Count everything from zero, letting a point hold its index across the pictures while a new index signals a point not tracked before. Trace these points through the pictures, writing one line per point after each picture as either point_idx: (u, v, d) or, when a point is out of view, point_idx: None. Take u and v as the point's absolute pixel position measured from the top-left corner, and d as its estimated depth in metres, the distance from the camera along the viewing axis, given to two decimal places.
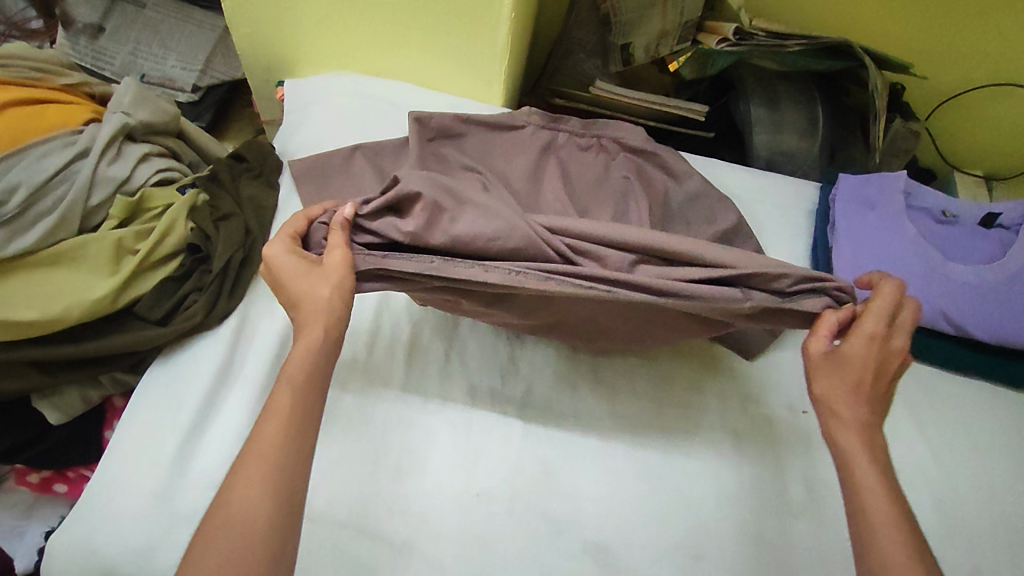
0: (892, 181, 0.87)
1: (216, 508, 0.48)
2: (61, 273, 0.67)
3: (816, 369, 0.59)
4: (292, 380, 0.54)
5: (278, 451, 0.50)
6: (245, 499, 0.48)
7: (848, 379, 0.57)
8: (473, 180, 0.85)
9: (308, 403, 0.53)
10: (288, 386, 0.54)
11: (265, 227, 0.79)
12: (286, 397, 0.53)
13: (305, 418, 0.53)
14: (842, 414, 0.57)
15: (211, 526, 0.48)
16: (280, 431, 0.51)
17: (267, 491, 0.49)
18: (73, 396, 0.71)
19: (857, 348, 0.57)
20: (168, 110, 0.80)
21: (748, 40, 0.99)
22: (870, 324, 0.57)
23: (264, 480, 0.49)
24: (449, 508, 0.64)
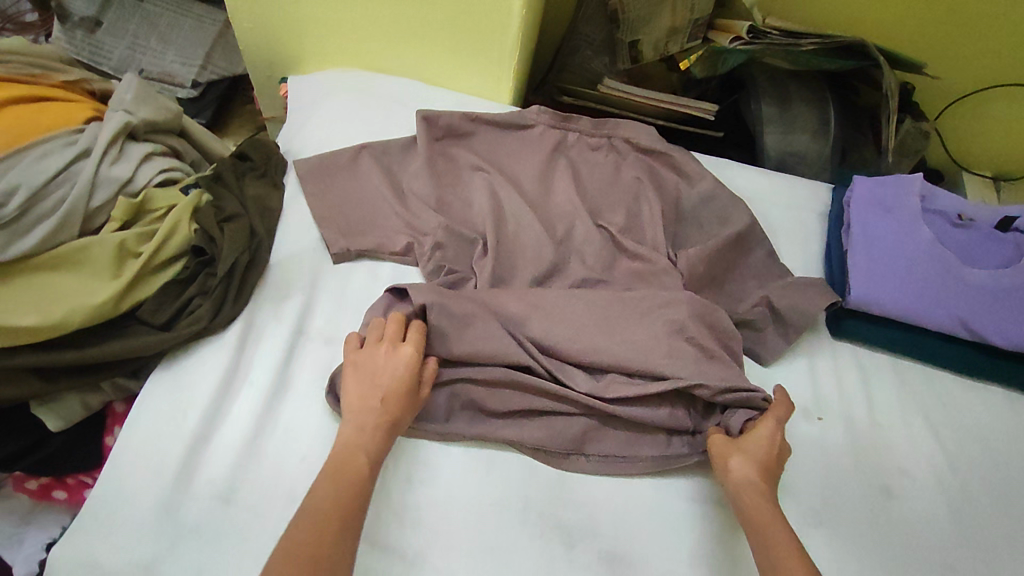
0: (907, 184, 0.86)
1: (284, 541, 0.50)
2: (63, 276, 0.65)
3: (726, 453, 0.63)
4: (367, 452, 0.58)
5: (347, 502, 0.53)
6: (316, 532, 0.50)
7: (749, 465, 0.61)
8: (482, 180, 0.83)
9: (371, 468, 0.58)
10: (359, 454, 0.58)
11: (271, 229, 0.78)
12: (359, 462, 0.57)
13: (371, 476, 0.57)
14: (745, 491, 0.60)
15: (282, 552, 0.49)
16: (352, 488, 0.55)
17: (338, 530, 0.51)
18: (75, 403, 0.69)
19: (755, 438, 0.64)
20: (170, 108, 0.78)
21: (761, 38, 0.97)
22: (771, 422, 0.65)
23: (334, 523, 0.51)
24: (461, 518, 0.63)
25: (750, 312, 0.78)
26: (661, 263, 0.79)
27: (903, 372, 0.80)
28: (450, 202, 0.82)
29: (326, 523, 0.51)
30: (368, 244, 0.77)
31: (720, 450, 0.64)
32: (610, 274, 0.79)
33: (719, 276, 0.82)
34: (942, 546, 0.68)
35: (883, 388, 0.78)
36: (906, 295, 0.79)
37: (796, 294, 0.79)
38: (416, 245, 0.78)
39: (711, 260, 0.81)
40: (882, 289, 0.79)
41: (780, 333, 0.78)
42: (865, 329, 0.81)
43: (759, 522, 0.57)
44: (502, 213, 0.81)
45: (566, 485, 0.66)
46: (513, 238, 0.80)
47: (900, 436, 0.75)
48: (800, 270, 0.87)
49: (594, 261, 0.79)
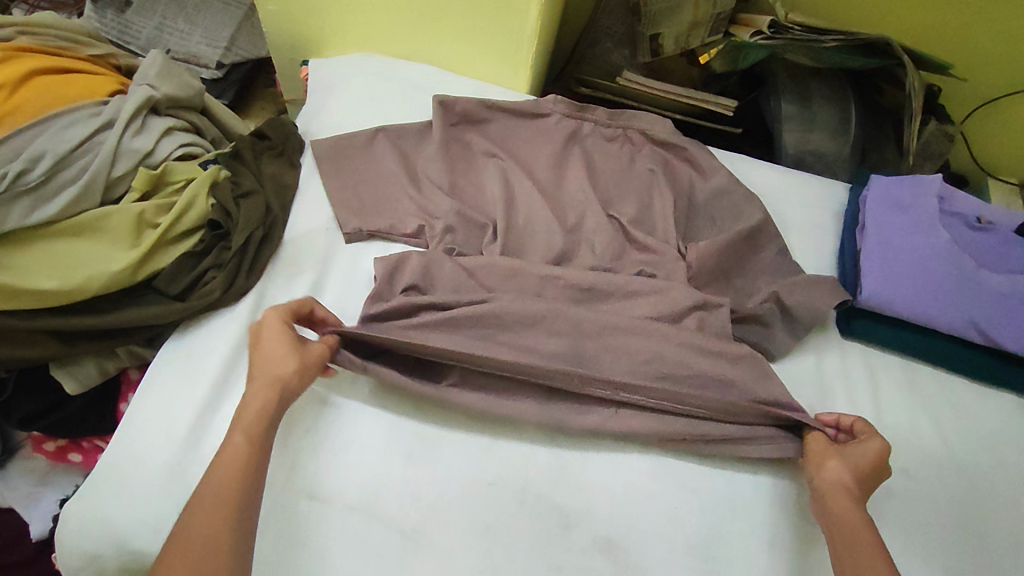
0: (926, 185, 0.85)
1: (174, 542, 0.50)
2: (83, 243, 0.67)
3: (825, 454, 0.63)
4: (247, 429, 0.56)
5: (233, 490, 0.52)
6: (206, 527, 0.50)
7: (845, 469, 0.61)
8: (495, 167, 0.84)
9: (257, 445, 0.56)
10: (242, 436, 0.56)
11: (287, 207, 0.80)
12: (239, 443, 0.55)
13: (258, 457, 0.55)
14: (835, 489, 0.60)
15: (172, 555, 0.49)
16: (235, 469, 0.54)
17: (229, 516, 0.51)
18: (91, 367, 0.71)
19: (863, 447, 0.63)
20: (192, 85, 0.80)
21: (782, 34, 0.96)
22: (822, 436, 0.66)
23: (229, 505, 0.52)
24: (460, 495, 0.64)
25: (759, 307, 0.78)
26: (671, 253, 0.79)
27: (912, 374, 0.79)
28: (463, 187, 0.83)
29: (221, 506, 0.51)
30: (381, 225, 0.78)
31: (818, 449, 0.64)
32: (620, 265, 0.79)
33: (730, 271, 0.81)
34: (943, 550, 0.67)
35: (890, 388, 0.78)
36: (918, 298, 0.78)
37: (807, 293, 0.78)
38: (427, 227, 0.78)
39: (723, 254, 0.80)
40: (894, 289, 0.78)
41: (789, 330, 0.78)
42: (873, 330, 0.80)
43: (843, 531, 0.57)
44: (513, 200, 0.82)
45: (566, 471, 0.67)
46: (523, 225, 0.80)
47: (906, 439, 0.74)
48: (812, 268, 0.86)
49: (604, 250, 0.80)
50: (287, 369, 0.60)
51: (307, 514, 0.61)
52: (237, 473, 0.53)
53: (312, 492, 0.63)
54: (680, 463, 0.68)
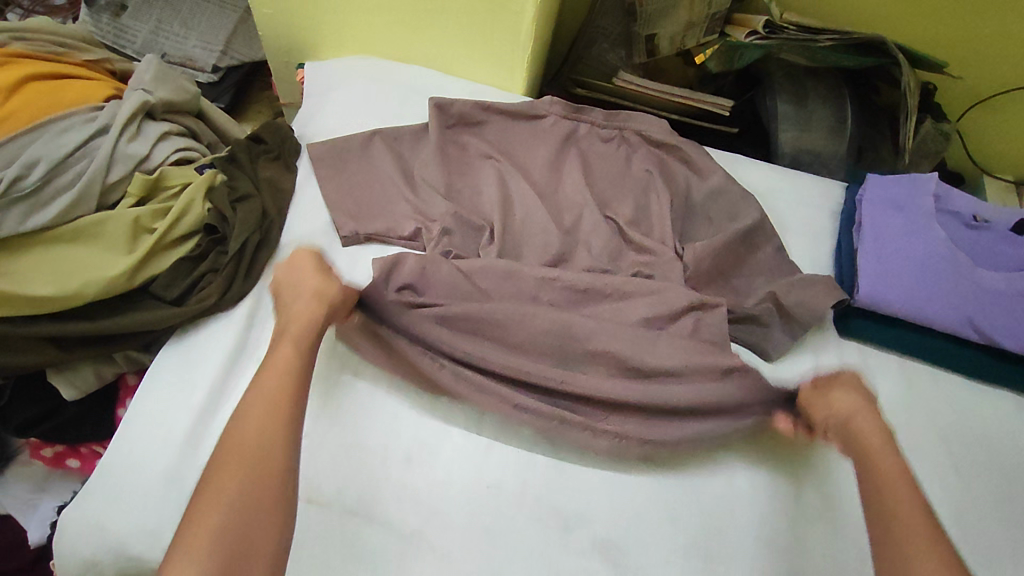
0: (922, 184, 0.85)
1: (228, 438, 0.56)
2: (80, 249, 0.67)
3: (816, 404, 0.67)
4: (294, 339, 0.63)
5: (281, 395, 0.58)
6: (258, 432, 0.56)
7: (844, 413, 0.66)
8: (491, 168, 0.84)
9: (305, 363, 0.62)
10: (290, 346, 0.63)
11: (283, 210, 0.79)
12: (288, 355, 0.62)
13: (304, 364, 0.62)
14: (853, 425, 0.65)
15: (223, 457, 0.55)
16: (283, 379, 0.59)
17: (278, 424, 0.56)
18: (88, 372, 0.71)
19: (845, 394, 0.67)
20: (188, 89, 0.80)
21: (778, 33, 0.96)
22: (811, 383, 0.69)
23: (280, 407, 0.57)
24: (460, 498, 0.64)
25: (756, 308, 0.78)
26: (668, 253, 0.80)
27: (911, 372, 0.79)
28: (459, 189, 0.83)
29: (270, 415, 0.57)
30: (378, 228, 0.78)
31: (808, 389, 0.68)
32: (617, 266, 0.79)
33: (727, 271, 0.81)
34: None
35: (889, 387, 0.78)
36: (914, 297, 0.78)
37: (805, 293, 0.78)
38: (424, 230, 0.78)
39: (720, 254, 0.80)
40: (891, 288, 0.79)
41: (787, 330, 0.78)
42: (870, 329, 0.80)
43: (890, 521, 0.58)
44: (509, 202, 0.82)
45: (565, 473, 0.66)
46: (520, 227, 0.80)
47: (905, 437, 0.74)
48: (809, 267, 0.87)
49: (601, 251, 0.80)
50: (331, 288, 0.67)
51: (306, 519, 0.61)
52: (285, 395, 0.58)
53: (310, 496, 0.63)
54: (678, 464, 0.68)
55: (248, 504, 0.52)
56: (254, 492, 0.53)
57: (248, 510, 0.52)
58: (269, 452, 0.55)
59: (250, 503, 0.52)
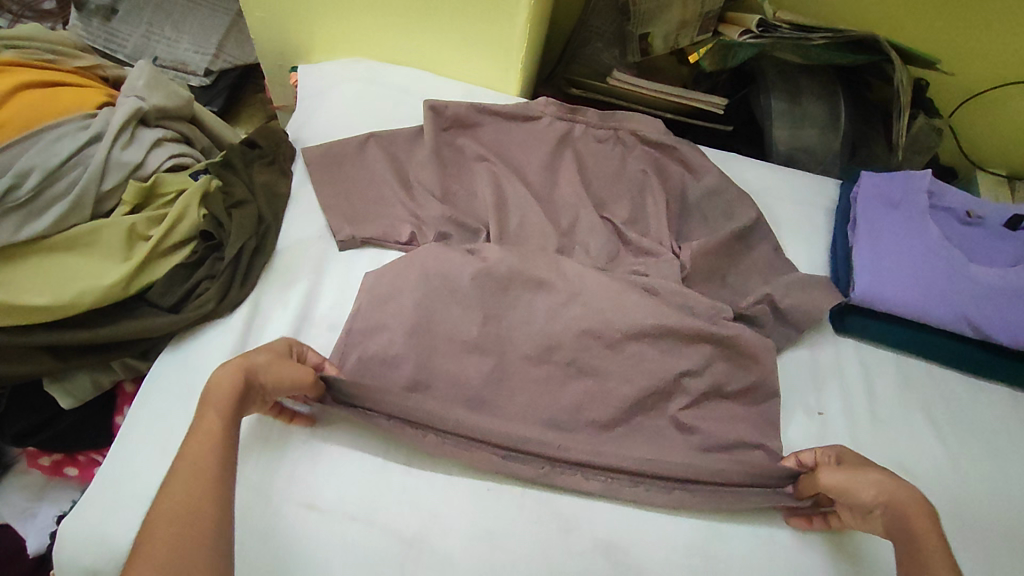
0: (916, 181, 0.85)
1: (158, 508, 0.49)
2: (76, 257, 0.67)
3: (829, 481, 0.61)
4: (220, 409, 0.55)
5: (210, 461, 0.52)
6: (188, 491, 0.50)
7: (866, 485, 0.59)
8: (487, 170, 0.84)
9: (230, 426, 0.55)
10: (214, 413, 0.55)
11: (279, 216, 0.79)
12: (212, 421, 0.55)
13: (231, 432, 0.55)
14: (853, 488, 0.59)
15: (153, 523, 0.49)
16: (212, 443, 0.53)
17: (206, 477, 0.51)
18: (85, 380, 0.71)
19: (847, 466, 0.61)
20: (182, 95, 0.79)
21: (771, 32, 0.95)
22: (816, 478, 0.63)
23: (204, 473, 0.51)
24: (460, 501, 0.64)
25: (752, 307, 0.78)
26: (664, 254, 0.80)
27: (906, 367, 0.80)
28: (455, 191, 0.83)
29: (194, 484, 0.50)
30: (374, 232, 0.78)
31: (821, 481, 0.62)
32: (614, 267, 0.79)
33: (723, 270, 0.82)
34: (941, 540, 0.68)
35: (884, 382, 0.78)
36: (910, 295, 0.78)
37: (801, 293, 0.79)
38: (420, 234, 0.78)
39: (715, 254, 0.81)
40: (887, 285, 0.79)
41: (782, 329, 0.78)
42: (867, 325, 0.80)
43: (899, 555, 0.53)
44: (506, 204, 0.82)
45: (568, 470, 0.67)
46: (516, 229, 0.80)
47: (900, 432, 0.75)
48: (805, 266, 0.87)
49: (599, 252, 0.80)
50: (274, 377, 0.60)
51: (308, 524, 0.61)
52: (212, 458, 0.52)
53: (310, 501, 0.63)
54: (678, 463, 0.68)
55: (173, 567, 0.46)
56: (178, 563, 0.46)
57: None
58: (199, 506, 0.49)
59: (179, 560, 0.46)
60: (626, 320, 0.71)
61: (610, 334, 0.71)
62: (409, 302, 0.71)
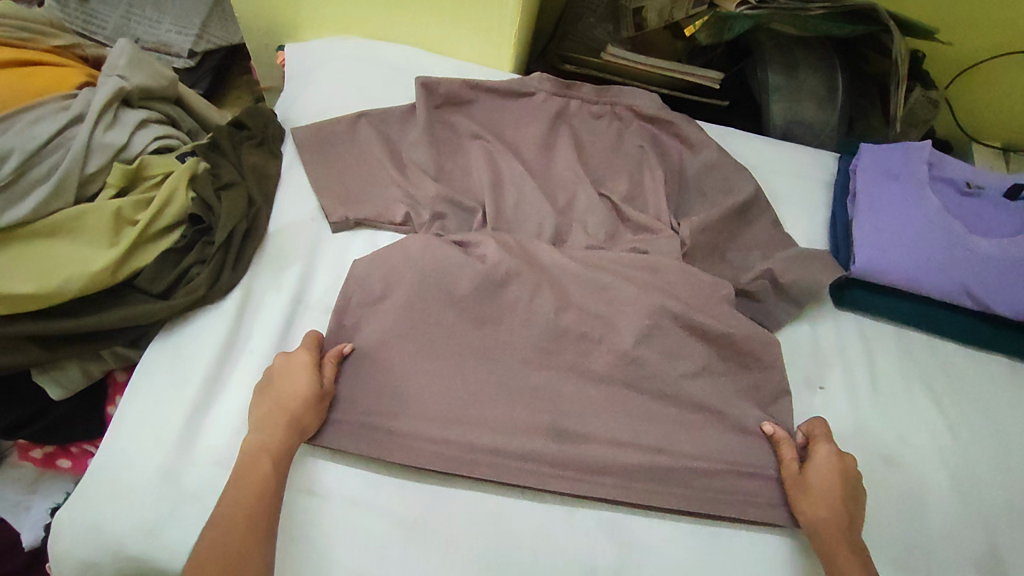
0: (916, 152, 0.84)
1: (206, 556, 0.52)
2: (60, 244, 0.65)
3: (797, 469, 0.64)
4: (274, 459, 0.58)
5: (258, 514, 0.55)
6: (238, 544, 0.53)
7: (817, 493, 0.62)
8: (480, 148, 0.82)
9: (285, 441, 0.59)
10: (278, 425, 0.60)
11: (269, 198, 0.77)
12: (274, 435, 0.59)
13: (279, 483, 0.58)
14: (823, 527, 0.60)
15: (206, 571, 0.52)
16: (260, 499, 0.55)
17: (253, 531, 0.54)
18: (75, 371, 0.70)
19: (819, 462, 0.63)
20: (165, 74, 0.77)
21: (769, 3, 0.94)
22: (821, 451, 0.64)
23: (253, 527, 0.54)
24: (461, 483, 0.63)
25: (752, 283, 0.77)
26: (663, 230, 0.79)
27: (906, 340, 0.79)
28: (449, 171, 0.81)
29: (234, 533, 0.53)
30: (368, 213, 0.76)
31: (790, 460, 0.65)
32: (613, 244, 0.78)
33: (722, 246, 0.81)
34: (943, 513, 0.68)
35: (886, 356, 0.78)
36: (910, 268, 0.78)
37: (801, 267, 0.78)
38: (414, 214, 0.77)
39: (714, 230, 0.80)
40: (887, 258, 0.78)
41: (782, 304, 0.78)
42: (867, 299, 0.80)
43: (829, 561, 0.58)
44: (500, 183, 0.80)
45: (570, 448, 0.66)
46: (512, 208, 0.79)
47: (900, 406, 0.74)
48: (804, 241, 0.86)
49: (597, 230, 0.79)
50: (311, 424, 0.62)
51: (308, 512, 0.60)
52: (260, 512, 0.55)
53: (310, 488, 0.62)
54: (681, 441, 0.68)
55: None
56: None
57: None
58: (243, 562, 0.52)
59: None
60: (626, 297, 0.70)
61: (609, 313, 0.70)
62: (404, 285, 0.70)
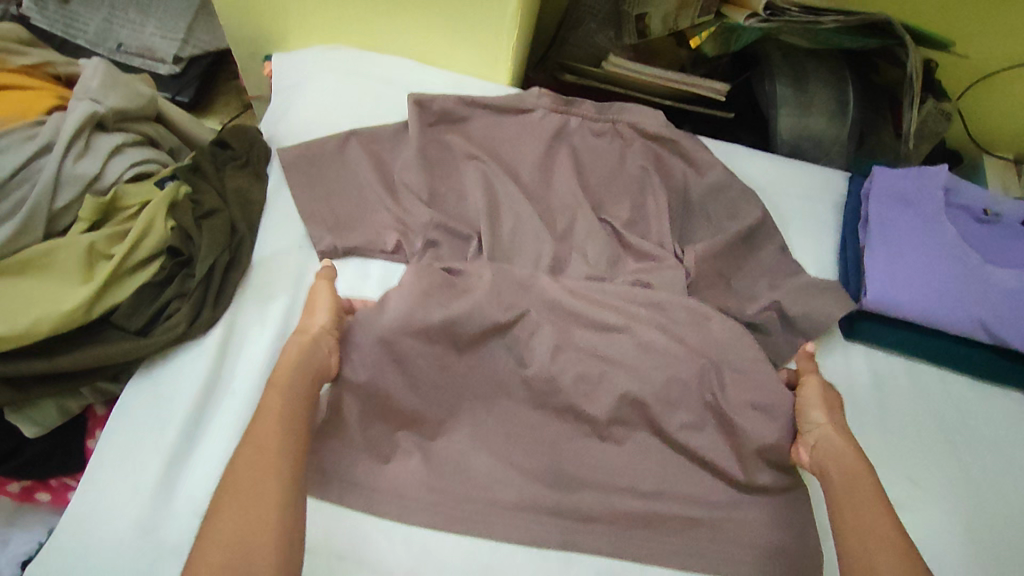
0: (932, 177, 0.81)
1: (228, 479, 0.50)
2: (28, 281, 0.61)
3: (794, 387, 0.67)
4: (280, 385, 0.57)
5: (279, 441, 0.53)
6: (257, 464, 0.51)
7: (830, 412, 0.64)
8: (475, 170, 0.78)
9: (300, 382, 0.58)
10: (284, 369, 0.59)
11: (254, 225, 0.74)
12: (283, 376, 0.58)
13: (297, 405, 0.56)
14: (838, 439, 0.61)
15: (223, 495, 0.49)
16: (272, 418, 0.54)
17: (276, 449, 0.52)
18: (51, 408, 0.66)
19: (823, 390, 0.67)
20: (144, 93, 0.73)
21: (780, 16, 0.89)
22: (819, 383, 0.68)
23: (267, 445, 0.52)
24: (453, 528, 0.60)
25: (759, 315, 0.74)
26: (666, 258, 0.75)
27: (919, 375, 0.76)
28: (443, 194, 0.77)
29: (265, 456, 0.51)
30: (357, 241, 0.73)
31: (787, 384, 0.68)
32: (613, 273, 0.75)
33: (727, 274, 0.78)
34: (956, 559, 0.65)
35: (897, 392, 0.75)
36: (923, 301, 0.74)
37: (809, 299, 0.75)
38: (406, 242, 0.74)
39: (719, 257, 0.77)
40: (899, 290, 0.75)
41: (789, 337, 0.75)
42: (877, 331, 0.77)
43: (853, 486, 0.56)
44: (496, 207, 0.77)
45: (570, 495, 0.63)
46: (509, 235, 0.75)
47: (912, 445, 0.71)
48: (812, 268, 0.83)
49: (598, 258, 0.75)
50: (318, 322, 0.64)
51: None
52: (277, 431, 0.53)
53: None
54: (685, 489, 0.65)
55: (245, 533, 0.46)
56: (252, 525, 0.47)
57: (252, 538, 0.46)
58: (268, 472, 0.50)
59: (250, 522, 0.47)
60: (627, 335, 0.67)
61: (609, 351, 0.67)
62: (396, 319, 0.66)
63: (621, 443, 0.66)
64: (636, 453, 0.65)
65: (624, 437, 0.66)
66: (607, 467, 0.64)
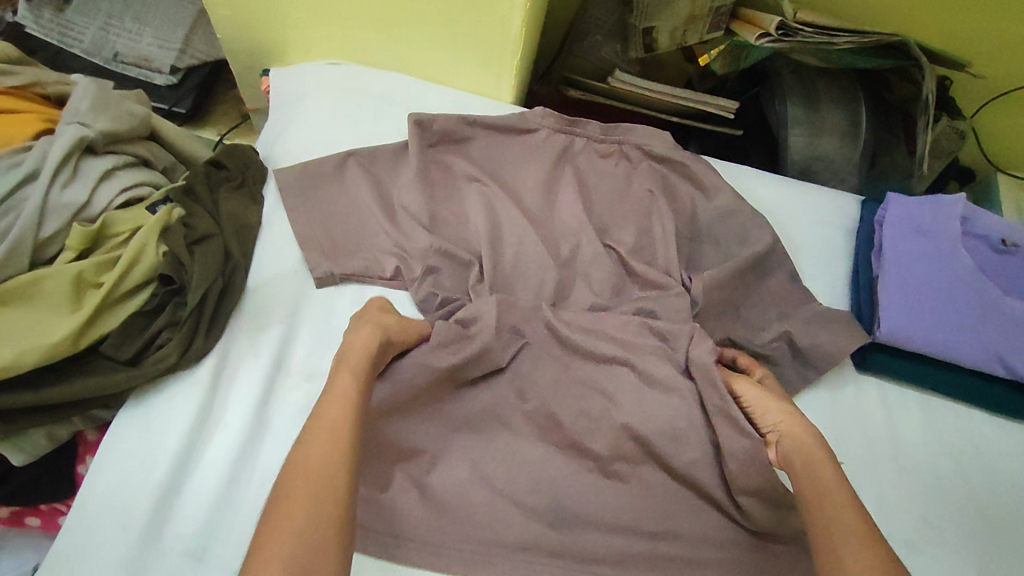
0: (948, 205, 0.78)
1: (296, 459, 0.48)
2: (13, 312, 0.59)
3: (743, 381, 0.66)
4: (354, 367, 0.56)
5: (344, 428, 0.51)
6: (326, 447, 0.49)
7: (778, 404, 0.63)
8: (477, 192, 0.76)
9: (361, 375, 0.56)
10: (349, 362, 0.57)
11: (248, 250, 0.71)
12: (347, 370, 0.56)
13: (362, 393, 0.55)
14: (794, 431, 0.60)
15: (290, 479, 0.47)
16: (345, 407, 0.52)
17: (341, 435, 0.50)
18: (41, 437, 0.62)
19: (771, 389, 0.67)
20: (136, 113, 0.71)
21: (792, 36, 0.87)
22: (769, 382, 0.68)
23: (339, 430, 0.50)
24: (451, 568, 0.58)
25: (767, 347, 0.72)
26: (673, 286, 0.73)
27: (931, 409, 0.74)
28: (444, 218, 0.75)
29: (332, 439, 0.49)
30: (355, 267, 0.71)
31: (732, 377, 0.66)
32: (619, 301, 0.72)
33: (736, 302, 0.75)
34: None
35: (909, 428, 0.73)
36: (941, 336, 0.72)
37: (820, 330, 0.73)
38: (405, 267, 0.71)
39: (729, 285, 0.74)
40: (915, 324, 0.73)
41: (799, 369, 0.73)
42: (891, 365, 0.75)
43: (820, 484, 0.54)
44: (498, 230, 0.74)
45: (572, 534, 0.61)
46: (511, 259, 0.73)
47: (925, 484, 0.69)
48: (823, 296, 0.80)
49: (602, 285, 0.73)
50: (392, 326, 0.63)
51: None
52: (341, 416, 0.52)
53: None
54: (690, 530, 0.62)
55: (319, 515, 0.45)
56: (324, 507, 0.45)
57: (319, 526, 0.44)
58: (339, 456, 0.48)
59: (321, 512, 0.45)
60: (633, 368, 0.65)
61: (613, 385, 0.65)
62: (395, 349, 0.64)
63: (625, 481, 0.63)
64: (640, 491, 0.63)
65: (627, 475, 0.64)
66: (610, 505, 0.62)
